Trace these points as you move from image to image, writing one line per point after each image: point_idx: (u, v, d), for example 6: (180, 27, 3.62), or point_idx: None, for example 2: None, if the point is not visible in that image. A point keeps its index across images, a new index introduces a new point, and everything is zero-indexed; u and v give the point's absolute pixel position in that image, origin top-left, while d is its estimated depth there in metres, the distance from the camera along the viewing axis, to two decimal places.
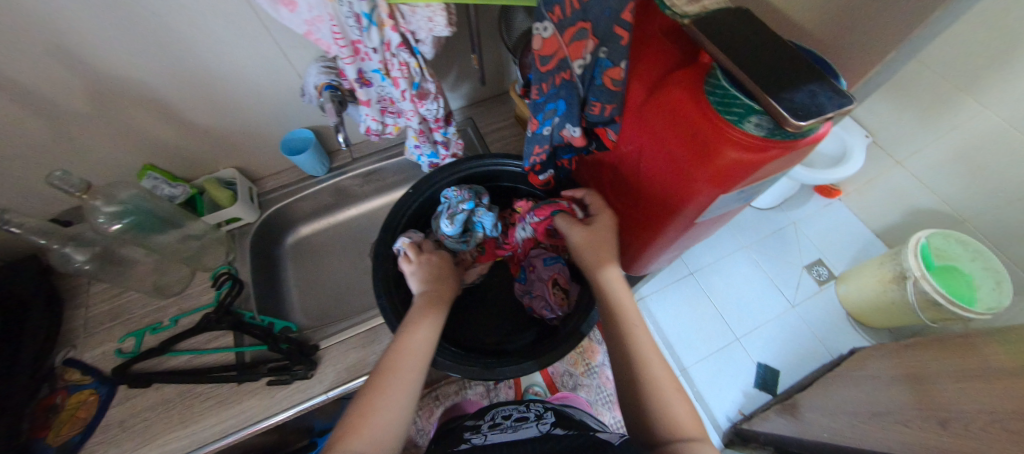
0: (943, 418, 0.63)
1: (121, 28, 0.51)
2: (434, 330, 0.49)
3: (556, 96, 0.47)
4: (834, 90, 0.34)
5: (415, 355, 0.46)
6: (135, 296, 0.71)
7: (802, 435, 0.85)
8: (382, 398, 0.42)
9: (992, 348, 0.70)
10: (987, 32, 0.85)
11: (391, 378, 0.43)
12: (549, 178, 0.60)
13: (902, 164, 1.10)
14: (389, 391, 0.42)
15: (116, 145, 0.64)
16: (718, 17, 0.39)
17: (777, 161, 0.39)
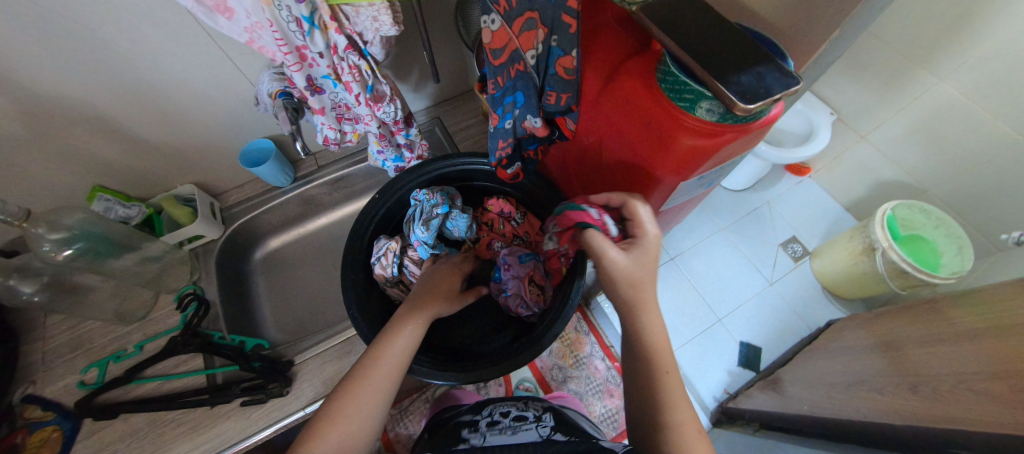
0: (913, 383, 0.65)
1: (49, 44, 0.48)
2: (414, 338, 0.47)
3: (513, 89, 0.46)
4: (781, 71, 0.34)
5: (391, 368, 0.44)
6: (96, 324, 0.68)
7: (784, 409, 0.87)
8: (350, 414, 0.40)
9: (955, 312, 0.72)
10: (938, 5, 0.86)
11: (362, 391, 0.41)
12: (517, 171, 0.59)
13: (866, 138, 1.14)
14: (363, 404, 0.40)
15: (59, 168, 0.61)
16: (664, 2, 0.39)
17: (733, 143, 0.39)
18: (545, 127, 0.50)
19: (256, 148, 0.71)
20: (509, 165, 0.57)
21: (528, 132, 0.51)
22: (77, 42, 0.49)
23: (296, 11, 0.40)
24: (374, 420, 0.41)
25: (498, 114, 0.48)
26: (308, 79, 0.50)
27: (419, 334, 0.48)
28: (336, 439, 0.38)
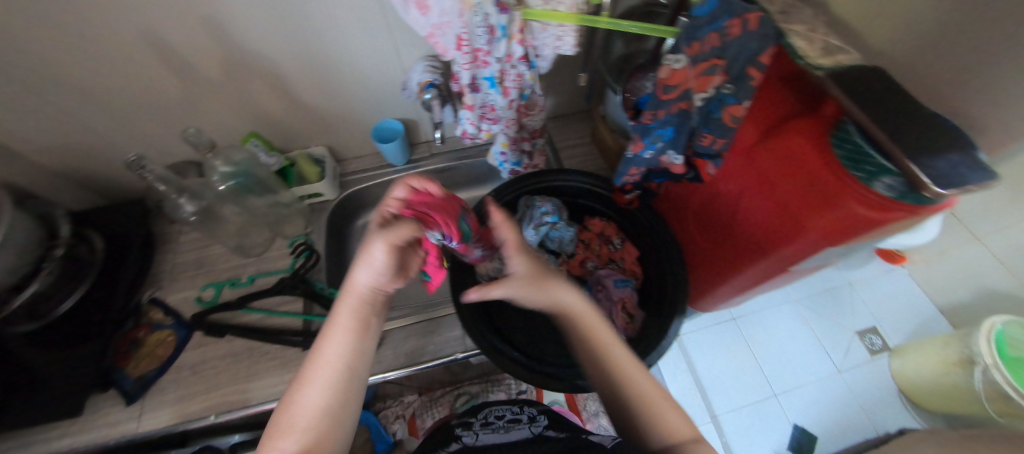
0: None
1: (270, 11, 0.56)
2: (355, 336, 0.44)
3: (666, 124, 0.47)
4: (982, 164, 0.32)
5: (356, 351, 0.44)
6: (219, 250, 0.76)
7: None
8: (314, 389, 0.42)
9: None
10: None
11: (326, 368, 0.43)
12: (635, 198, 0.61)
13: (980, 239, 1.03)
14: (330, 386, 0.42)
15: (232, 112, 0.70)
16: (855, 73, 0.39)
17: (902, 221, 0.38)
18: (684, 166, 0.50)
19: (386, 127, 0.78)
20: (629, 191, 0.60)
21: (663, 166, 0.52)
22: (291, 13, 0.57)
23: (495, 19, 0.45)
24: (342, 403, 0.43)
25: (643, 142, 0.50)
26: (472, 77, 0.55)
27: (381, 317, 0.48)
28: (304, 409, 0.41)
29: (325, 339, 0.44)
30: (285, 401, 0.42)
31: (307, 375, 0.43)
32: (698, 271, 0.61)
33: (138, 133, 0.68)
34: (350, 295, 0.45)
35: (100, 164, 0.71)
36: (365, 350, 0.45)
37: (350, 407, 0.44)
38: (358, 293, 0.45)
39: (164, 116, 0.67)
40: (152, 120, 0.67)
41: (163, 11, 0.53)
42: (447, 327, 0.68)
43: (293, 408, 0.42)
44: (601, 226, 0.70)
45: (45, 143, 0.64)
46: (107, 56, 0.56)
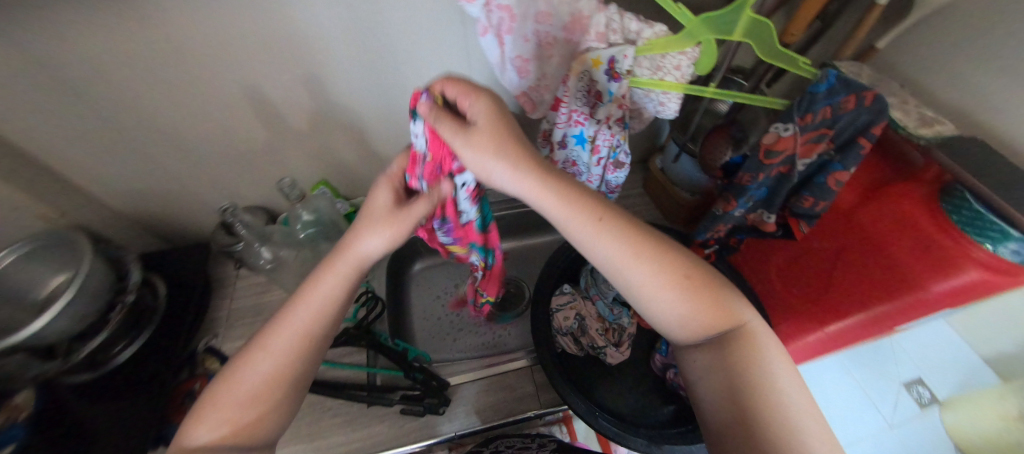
0: None
1: (366, 71, 0.59)
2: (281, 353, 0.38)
3: (761, 186, 0.48)
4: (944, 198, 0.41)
5: (277, 350, 0.38)
6: (278, 297, 0.75)
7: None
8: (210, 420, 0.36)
9: None
10: None
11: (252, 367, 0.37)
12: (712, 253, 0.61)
13: None
14: (260, 374, 0.37)
15: (309, 162, 0.72)
16: (960, 145, 0.40)
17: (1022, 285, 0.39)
18: (775, 223, 0.52)
19: None
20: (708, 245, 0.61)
21: (750, 223, 0.54)
22: (388, 71, 0.60)
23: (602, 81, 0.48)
24: (279, 402, 0.38)
25: (734, 203, 0.51)
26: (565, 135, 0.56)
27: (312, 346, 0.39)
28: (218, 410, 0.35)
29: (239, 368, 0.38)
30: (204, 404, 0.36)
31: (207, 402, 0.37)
32: None
33: (215, 180, 0.69)
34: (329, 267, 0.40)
35: (170, 209, 0.72)
36: (314, 342, 0.39)
37: (290, 402, 0.39)
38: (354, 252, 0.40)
39: (244, 166, 0.68)
40: (232, 170, 0.69)
41: (267, 68, 0.55)
42: (517, 381, 0.66)
43: (200, 415, 0.36)
44: None
45: (121, 189, 0.65)
46: (207, 108, 0.58)
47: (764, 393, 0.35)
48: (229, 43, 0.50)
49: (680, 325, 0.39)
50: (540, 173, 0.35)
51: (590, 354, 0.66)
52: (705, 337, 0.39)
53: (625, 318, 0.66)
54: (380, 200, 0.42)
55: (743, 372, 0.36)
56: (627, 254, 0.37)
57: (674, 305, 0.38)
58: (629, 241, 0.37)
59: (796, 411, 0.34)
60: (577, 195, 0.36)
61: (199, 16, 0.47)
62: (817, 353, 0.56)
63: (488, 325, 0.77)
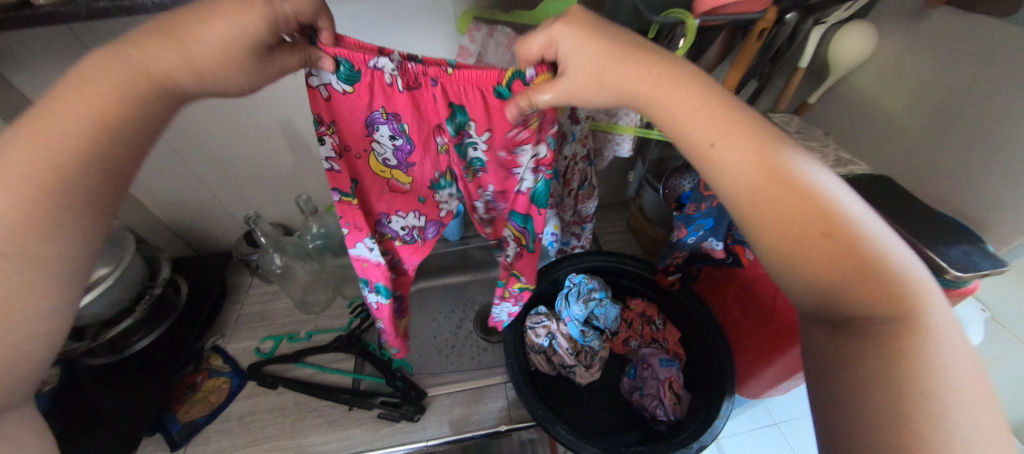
0: None
1: None
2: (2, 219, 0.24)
3: (707, 215, 0.55)
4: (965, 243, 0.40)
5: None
6: (283, 305, 0.83)
7: None
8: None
9: None
10: None
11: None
12: (677, 281, 0.66)
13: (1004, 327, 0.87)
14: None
15: (326, 187, 0.83)
16: (868, 181, 0.47)
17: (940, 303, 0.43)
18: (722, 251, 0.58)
19: None
20: (671, 273, 0.66)
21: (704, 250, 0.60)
22: None
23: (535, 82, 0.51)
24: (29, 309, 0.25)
25: (686, 230, 0.58)
26: None
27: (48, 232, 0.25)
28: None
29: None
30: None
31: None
32: (744, 354, 0.63)
33: (244, 197, 0.81)
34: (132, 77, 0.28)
35: (202, 220, 0.83)
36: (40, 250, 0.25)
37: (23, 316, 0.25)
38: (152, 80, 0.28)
39: (270, 186, 0.80)
40: (259, 189, 0.80)
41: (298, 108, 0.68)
42: (492, 397, 0.69)
43: None
44: (642, 307, 0.73)
45: (165, 198, 0.77)
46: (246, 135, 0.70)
47: (912, 375, 0.24)
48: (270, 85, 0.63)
49: (802, 270, 0.27)
50: (656, 74, 0.30)
51: (562, 375, 0.69)
52: (842, 298, 0.26)
53: (595, 341, 0.70)
54: (218, 37, 0.28)
55: (880, 369, 0.25)
56: (747, 186, 0.28)
57: (799, 255, 0.27)
58: (761, 168, 0.28)
59: (966, 406, 0.23)
60: (707, 102, 0.30)
61: None
62: (778, 379, 0.59)
63: (471, 347, 0.81)
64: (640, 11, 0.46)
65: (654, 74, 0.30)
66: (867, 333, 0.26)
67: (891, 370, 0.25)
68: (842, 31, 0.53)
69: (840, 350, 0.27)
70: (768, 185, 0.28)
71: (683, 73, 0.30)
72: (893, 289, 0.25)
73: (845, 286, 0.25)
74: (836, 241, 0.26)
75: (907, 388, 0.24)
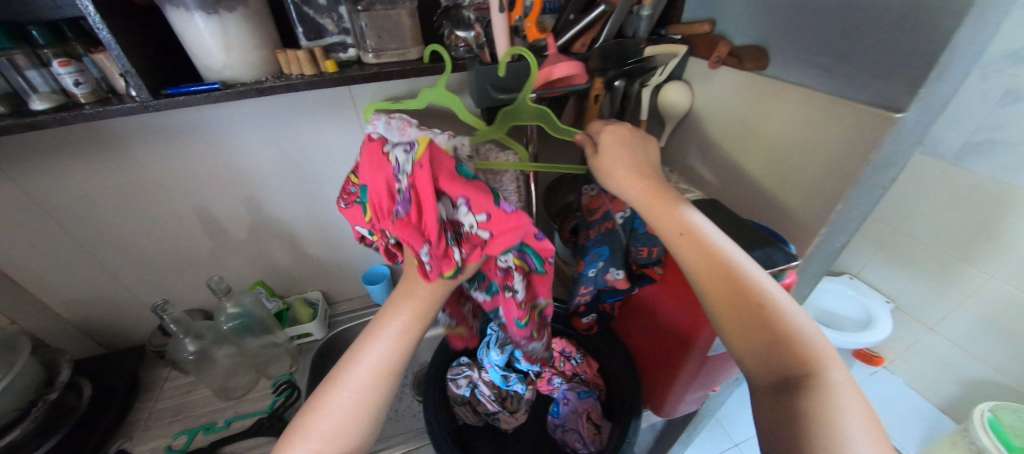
0: None
1: (296, 186, 0.76)
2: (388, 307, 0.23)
3: (603, 243, 0.60)
4: (784, 252, 0.48)
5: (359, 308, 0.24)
6: (202, 394, 0.79)
7: None
8: (322, 414, 0.40)
9: None
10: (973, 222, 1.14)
11: (349, 383, 0.41)
12: (591, 321, 0.72)
13: (934, 329, 1.31)
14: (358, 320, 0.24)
15: (250, 267, 0.85)
16: (697, 205, 0.56)
17: None
18: (625, 277, 0.62)
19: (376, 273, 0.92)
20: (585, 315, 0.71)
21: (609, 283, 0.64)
22: (312, 186, 0.77)
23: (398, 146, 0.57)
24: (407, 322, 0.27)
25: (586, 262, 0.62)
26: None
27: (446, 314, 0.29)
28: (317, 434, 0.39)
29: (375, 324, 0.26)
30: (300, 413, 0.41)
31: (316, 399, 0.41)
32: (652, 373, 0.68)
33: (159, 285, 0.80)
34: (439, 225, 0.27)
35: (112, 315, 0.81)
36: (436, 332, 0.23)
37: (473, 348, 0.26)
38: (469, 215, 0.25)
39: (188, 271, 0.81)
40: (176, 275, 0.80)
41: (211, 195, 0.72)
42: None
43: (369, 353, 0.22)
44: (561, 344, 0.75)
45: (75, 297, 0.76)
46: (158, 224, 0.73)
47: (819, 392, 0.33)
48: (177, 175, 0.68)
49: (718, 305, 0.40)
50: (640, 193, 0.47)
51: (489, 423, 0.71)
52: (743, 333, 0.38)
53: (518, 385, 0.70)
54: None
55: (801, 395, 0.34)
56: (705, 267, 0.41)
57: (732, 310, 0.39)
58: (708, 255, 0.42)
59: (847, 416, 0.32)
60: (677, 213, 0.45)
61: (155, 157, 0.65)
62: (680, 390, 0.63)
63: (405, 407, 0.80)
64: (488, 89, 0.56)
65: (642, 192, 0.47)
66: (774, 352, 0.36)
67: (791, 386, 0.35)
68: (666, 89, 0.66)
69: (769, 362, 0.36)
70: (702, 256, 0.42)
71: (667, 195, 0.47)
72: (779, 323, 0.37)
73: (744, 315, 0.38)
74: (744, 290, 0.39)
75: (812, 402, 0.33)
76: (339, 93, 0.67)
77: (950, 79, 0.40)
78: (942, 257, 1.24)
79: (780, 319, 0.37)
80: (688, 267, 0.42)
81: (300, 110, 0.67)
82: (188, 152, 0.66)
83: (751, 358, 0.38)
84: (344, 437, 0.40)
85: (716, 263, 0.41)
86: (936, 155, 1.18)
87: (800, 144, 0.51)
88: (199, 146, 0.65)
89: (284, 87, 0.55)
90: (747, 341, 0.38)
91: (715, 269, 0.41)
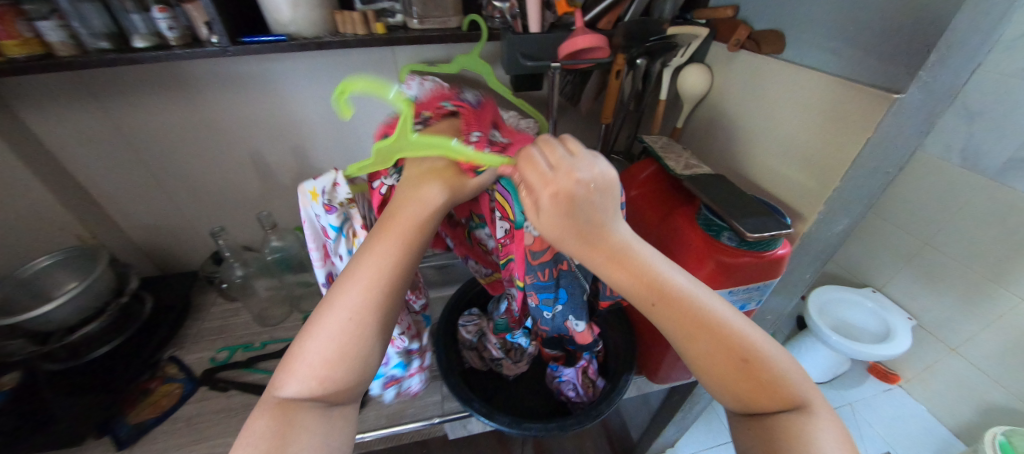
0: None
1: (338, 140, 0.84)
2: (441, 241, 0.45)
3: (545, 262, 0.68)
4: (778, 222, 0.50)
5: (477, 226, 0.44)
6: (242, 319, 0.89)
7: None
8: (321, 343, 0.40)
9: None
10: (1007, 242, 1.09)
11: (347, 303, 0.41)
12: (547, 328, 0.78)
13: (956, 351, 1.27)
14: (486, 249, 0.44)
15: (290, 212, 0.94)
16: (703, 178, 0.59)
17: (760, 268, 0.53)
18: (584, 329, 0.63)
19: None
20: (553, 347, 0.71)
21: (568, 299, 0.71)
22: (352, 142, 0.85)
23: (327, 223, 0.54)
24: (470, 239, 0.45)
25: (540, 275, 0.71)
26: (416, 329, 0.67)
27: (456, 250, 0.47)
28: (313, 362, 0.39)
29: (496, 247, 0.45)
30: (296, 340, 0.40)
31: (311, 327, 0.41)
32: (649, 340, 0.71)
33: (214, 219, 0.91)
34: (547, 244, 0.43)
35: (172, 242, 0.93)
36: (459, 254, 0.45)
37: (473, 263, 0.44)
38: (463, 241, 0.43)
39: (237, 209, 0.91)
40: (228, 212, 0.91)
41: (264, 142, 0.81)
42: (429, 391, 0.74)
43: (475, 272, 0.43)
44: None
45: (144, 222, 0.88)
46: (217, 163, 0.83)
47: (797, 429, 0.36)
48: (237, 120, 0.77)
49: (698, 354, 0.38)
50: (601, 260, 0.39)
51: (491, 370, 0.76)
52: (728, 381, 0.38)
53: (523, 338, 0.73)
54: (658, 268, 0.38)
55: (778, 425, 0.37)
56: (685, 329, 0.38)
57: (717, 370, 0.38)
58: (687, 321, 0.37)
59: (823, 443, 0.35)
60: (649, 279, 0.38)
61: (221, 102, 0.74)
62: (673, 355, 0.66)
63: None
64: (518, 58, 0.61)
65: (603, 255, 0.38)
66: (757, 395, 0.37)
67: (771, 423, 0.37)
68: (687, 71, 0.68)
69: (753, 405, 0.37)
70: (673, 306, 0.38)
71: (631, 251, 0.39)
72: (754, 362, 0.37)
73: (726, 361, 0.37)
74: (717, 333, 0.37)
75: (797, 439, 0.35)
76: (383, 55, 0.74)
77: (954, 65, 0.42)
78: (969, 276, 1.19)
79: (756, 355, 0.37)
80: (661, 322, 0.38)
81: (347, 69, 0.74)
82: (249, 100, 0.75)
83: (733, 399, 0.38)
84: (350, 352, 0.40)
85: (687, 311, 0.38)
86: (973, 164, 1.11)
87: (806, 125, 0.54)
88: (259, 95, 0.74)
89: (339, 43, 0.62)
90: (730, 388, 0.38)
91: (686, 318, 0.37)
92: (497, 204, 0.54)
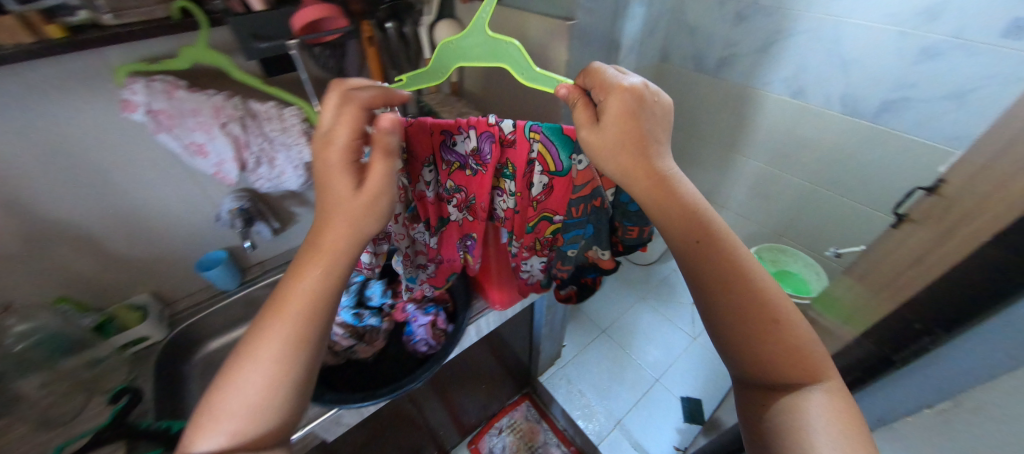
0: None
1: (64, 182, 0.67)
2: (659, 188, 0.46)
3: (586, 222, 0.60)
4: None
5: (638, 182, 0.46)
6: (11, 435, 0.62)
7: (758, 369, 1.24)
8: (273, 333, 0.42)
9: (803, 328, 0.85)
10: (731, 120, 1.48)
11: (262, 356, 0.41)
12: (569, 294, 0.75)
13: (725, 206, 1.72)
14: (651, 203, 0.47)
15: (38, 286, 0.74)
16: None
17: None
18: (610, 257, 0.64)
19: (210, 258, 0.90)
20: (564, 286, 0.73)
21: (591, 260, 0.66)
22: (88, 179, 0.68)
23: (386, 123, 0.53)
24: (624, 181, 0.47)
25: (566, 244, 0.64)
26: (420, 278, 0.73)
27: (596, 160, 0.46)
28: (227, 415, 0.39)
29: (668, 196, 0.46)
30: (215, 386, 0.41)
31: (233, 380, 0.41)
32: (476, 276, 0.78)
33: None
34: (676, 229, 0.47)
35: None
36: (644, 194, 0.46)
37: (659, 201, 0.46)
38: (686, 200, 0.47)
39: None
40: None
41: None
42: None
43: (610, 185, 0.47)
44: None
45: None
46: None
47: (799, 396, 0.42)
48: None
49: (726, 296, 0.45)
50: (649, 189, 0.46)
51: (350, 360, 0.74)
52: (767, 335, 0.44)
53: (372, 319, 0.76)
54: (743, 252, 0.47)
55: (791, 398, 0.43)
56: (717, 275, 0.46)
57: (741, 321, 0.44)
58: (715, 263, 0.46)
59: (816, 426, 0.40)
60: (693, 221, 0.47)
61: None
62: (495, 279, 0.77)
63: None
64: (246, 40, 0.56)
65: (649, 188, 0.46)
66: (783, 354, 0.43)
67: (774, 385, 0.44)
68: (438, 28, 0.70)
69: (765, 364, 0.44)
70: (726, 255, 0.46)
71: (674, 182, 0.47)
72: (787, 318, 0.44)
73: (749, 310, 0.44)
74: (751, 285, 0.45)
75: (792, 402, 0.42)
76: (77, 66, 0.59)
77: None
78: (717, 151, 1.60)
79: (783, 313, 0.44)
80: (695, 266, 0.47)
81: (26, 90, 0.57)
82: None
83: (750, 359, 0.45)
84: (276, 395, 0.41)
85: (723, 257, 0.46)
86: (699, 67, 1.45)
87: None
88: None
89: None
90: (759, 339, 0.44)
91: (716, 257, 0.46)
92: (536, 157, 0.54)
